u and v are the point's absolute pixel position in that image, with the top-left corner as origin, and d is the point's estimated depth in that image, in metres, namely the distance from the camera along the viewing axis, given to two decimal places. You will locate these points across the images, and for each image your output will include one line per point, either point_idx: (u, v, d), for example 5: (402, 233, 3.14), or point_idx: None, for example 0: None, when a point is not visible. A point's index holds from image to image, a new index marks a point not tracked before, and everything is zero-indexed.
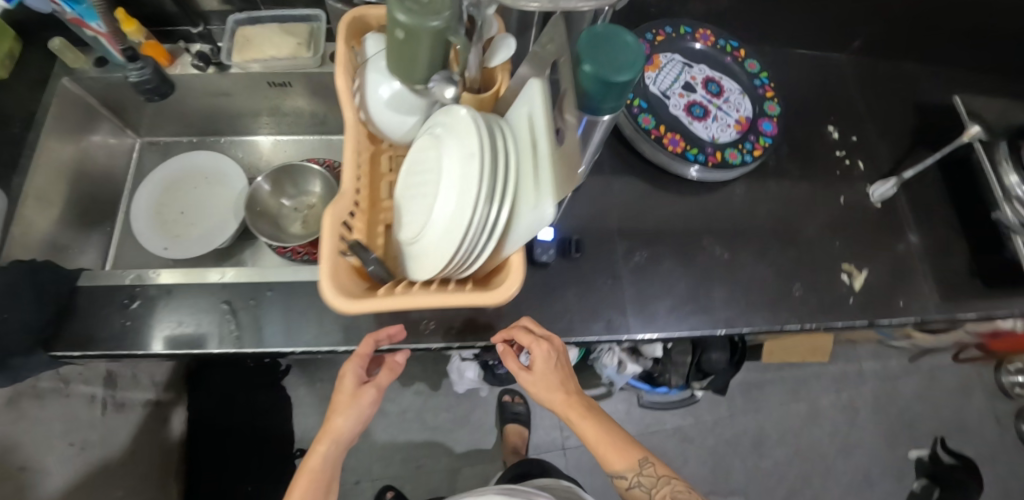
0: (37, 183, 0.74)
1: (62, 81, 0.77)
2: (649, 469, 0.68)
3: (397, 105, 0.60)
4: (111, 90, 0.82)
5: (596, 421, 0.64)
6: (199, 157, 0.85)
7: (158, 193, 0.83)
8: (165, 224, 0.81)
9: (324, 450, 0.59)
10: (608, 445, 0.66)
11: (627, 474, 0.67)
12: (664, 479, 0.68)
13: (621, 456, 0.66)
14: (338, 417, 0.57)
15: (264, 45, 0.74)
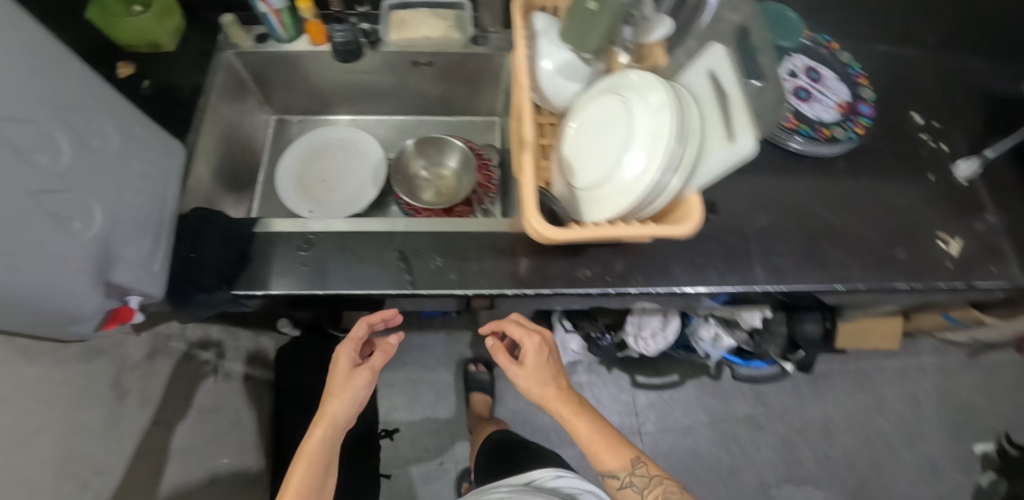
0: (205, 145, 0.80)
1: (226, 55, 0.84)
2: (641, 469, 0.71)
3: (565, 73, 0.69)
4: (263, 67, 0.89)
5: (587, 421, 0.73)
6: (337, 131, 0.91)
7: (301, 162, 0.89)
8: (309, 189, 0.87)
9: (320, 434, 0.71)
10: (598, 444, 0.72)
11: (624, 479, 0.70)
12: (662, 481, 0.70)
13: (613, 454, 0.71)
14: (331, 403, 0.71)
15: (418, 27, 0.81)
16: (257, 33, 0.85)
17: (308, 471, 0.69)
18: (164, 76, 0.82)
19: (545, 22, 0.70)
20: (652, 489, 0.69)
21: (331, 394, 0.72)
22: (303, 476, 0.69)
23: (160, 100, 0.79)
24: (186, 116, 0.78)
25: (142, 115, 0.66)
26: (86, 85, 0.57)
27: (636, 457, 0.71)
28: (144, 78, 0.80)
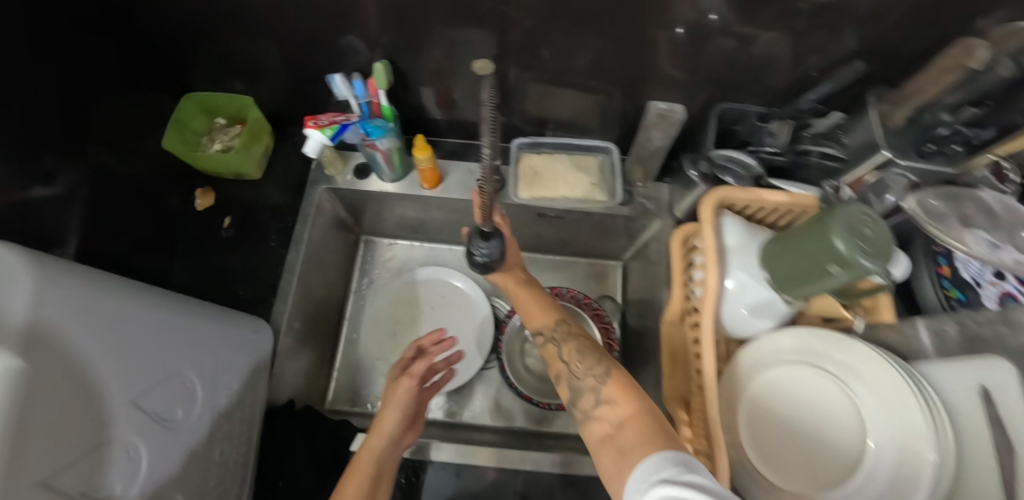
0: (297, 309, 0.66)
1: (320, 189, 0.70)
2: (563, 329, 0.51)
3: (761, 309, 0.54)
4: (362, 200, 0.74)
5: (534, 292, 0.57)
6: (435, 272, 0.82)
7: (395, 311, 0.81)
8: (402, 346, 0.78)
9: (375, 445, 0.49)
10: (531, 311, 0.55)
11: (546, 334, 0.52)
12: (584, 338, 0.49)
13: (540, 311, 0.54)
14: (371, 439, 0.49)
15: (558, 181, 0.67)
16: (355, 164, 0.72)
17: (359, 489, 0.45)
18: (249, 210, 0.69)
19: (738, 237, 0.55)
20: (594, 367, 0.45)
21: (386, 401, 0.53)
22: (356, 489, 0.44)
23: (244, 247, 0.67)
24: (274, 271, 0.66)
25: (204, 304, 0.52)
26: (152, 331, 0.41)
27: (561, 319, 0.53)
28: (227, 215, 0.68)
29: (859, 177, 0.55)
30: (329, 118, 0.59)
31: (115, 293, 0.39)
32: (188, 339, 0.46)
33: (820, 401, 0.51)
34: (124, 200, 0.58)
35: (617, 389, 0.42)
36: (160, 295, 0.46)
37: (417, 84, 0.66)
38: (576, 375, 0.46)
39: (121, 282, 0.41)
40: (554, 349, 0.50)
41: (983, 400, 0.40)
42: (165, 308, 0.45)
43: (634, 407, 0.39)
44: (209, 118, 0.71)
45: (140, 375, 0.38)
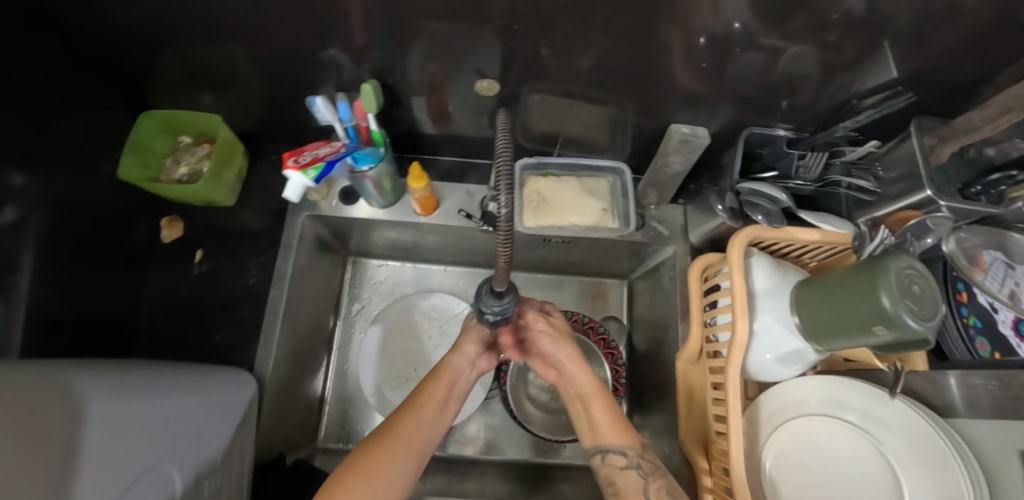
0: (283, 352, 0.60)
1: (303, 217, 0.62)
2: (645, 461, 0.48)
3: (788, 356, 0.51)
4: (349, 226, 0.67)
5: (604, 405, 0.54)
6: (432, 298, 0.74)
7: (388, 341, 0.71)
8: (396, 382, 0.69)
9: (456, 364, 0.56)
10: (602, 428, 0.52)
11: (630, 459, 0.48)
12: (668, 475, 0.47)
13: (615, 429, 0.51)
14: (451, 356, 0.57)
15: (568, 208, 0.61)
16: (342, 188, 0.64)
17: (438, 396, 0.53)
18: (224, 241, 0.62)
19: (769, 279, 0.52)
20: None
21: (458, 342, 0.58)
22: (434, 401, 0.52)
23: (221, 284, 0.60)
24: (255, 311, 0.59)
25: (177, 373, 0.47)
26: (120, 422, 0.36)
27: (640, 446, 0.50)
28: (199, 247, 0.61)
29: (901, 215, 0.51)
30: (312, 152, 0.49)
31: (59, 399, 0.33)
32: (159, 424, 0.40)
33: (846, 452, 0.50)
34: (82, 241, 0.51)
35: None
36: (113, 383, 0.40)
37: (411, 99, 0.59)
38: None
39: (62, 378, 0.35)
40: (635, 478, 0.47)
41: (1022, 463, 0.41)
42: (120, 398, 0.39)
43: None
44: (173, 137, 0.63)
45: (113, 484, 0.33)
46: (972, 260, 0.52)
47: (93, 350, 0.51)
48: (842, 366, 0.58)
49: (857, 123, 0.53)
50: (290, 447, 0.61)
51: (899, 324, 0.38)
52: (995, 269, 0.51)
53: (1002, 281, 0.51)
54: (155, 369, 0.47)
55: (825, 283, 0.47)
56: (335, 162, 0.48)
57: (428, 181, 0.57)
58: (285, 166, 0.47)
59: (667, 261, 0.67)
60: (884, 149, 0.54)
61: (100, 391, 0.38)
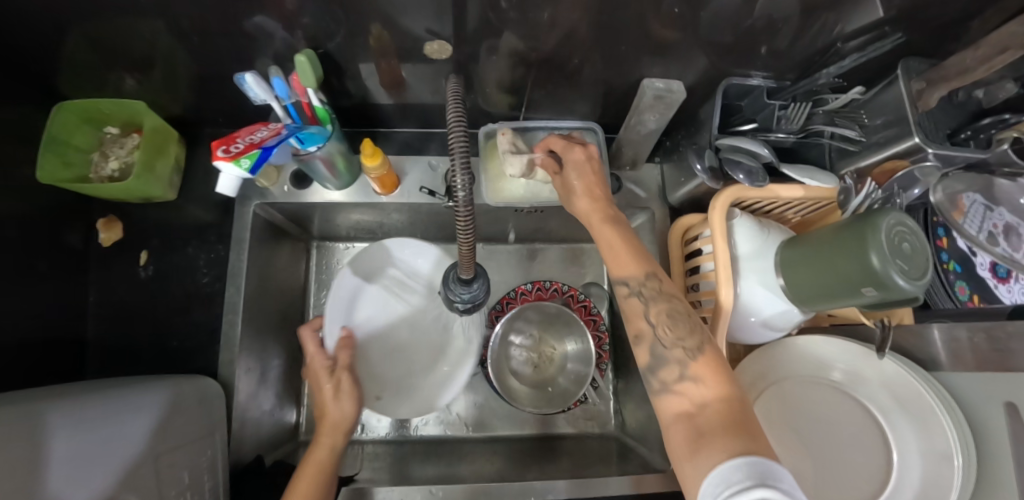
0: (249, 352, 0.57)
1: (252, 204, 0.57)
2: (652, 284, 0.43)
3: (774, 320, 0.49)
4: (305, 210, 0.62)
5: (619, 229, 0.46)
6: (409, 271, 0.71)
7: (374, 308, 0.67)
8: (381, 351, 0.66)
9: (331, 442, 0.50)
10: (617, 255, 0.45)
11: (631, 288, 0.43)
12: (675, 299, 0.43)
13: (629, 262, 0.44)
14: (333, 409, 0.52)
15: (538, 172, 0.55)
16: (293, 171, 0.59)
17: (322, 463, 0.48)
18: (169, 239, 0.57)
19: (752, 241, 0.49)
20: (684, 339, 0.40)
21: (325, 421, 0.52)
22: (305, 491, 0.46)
23: (173, 287, 0.56)
24: (212, 312, 0.55)
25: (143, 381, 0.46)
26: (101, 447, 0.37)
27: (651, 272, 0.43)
28: (143, 248, 0.56)
29: (888, 166, 0.48)
30: (247, 137, 0.43)
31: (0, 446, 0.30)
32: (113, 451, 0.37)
33: (833, 411, 0.50)
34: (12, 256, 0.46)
35: (707, 369, 0.38)
36: (57, 412, 0.36)
37: (357, 68, 0.53)
38: (662, 342, 0.41)
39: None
40: (638, 304, 0.43)
41: (1007, 415, 0.42)
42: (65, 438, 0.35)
43: (725, 391, 0.37)
44: (96, 128, 0.56)
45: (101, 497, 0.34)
46: (952, 203, 0.49)
47: (39, 371, 0.47)
48: (826, 322, 0.57)
49: (842, 68, 0.49)
50: (267, 447, 0.59)
51: (883, 282, 0.38)
52: (975, 213, 0.49)
53: (979, 224, 0.49)
54: (99, 387, 0.43)
55: (818, 233, 0.45)
56: (273, 149, 0.42)
57: (384, 157, 0.52)
58: (214, 155, 0.41)
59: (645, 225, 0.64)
60: (868, 95, 0.50)
61: (43, 426, 0.34)
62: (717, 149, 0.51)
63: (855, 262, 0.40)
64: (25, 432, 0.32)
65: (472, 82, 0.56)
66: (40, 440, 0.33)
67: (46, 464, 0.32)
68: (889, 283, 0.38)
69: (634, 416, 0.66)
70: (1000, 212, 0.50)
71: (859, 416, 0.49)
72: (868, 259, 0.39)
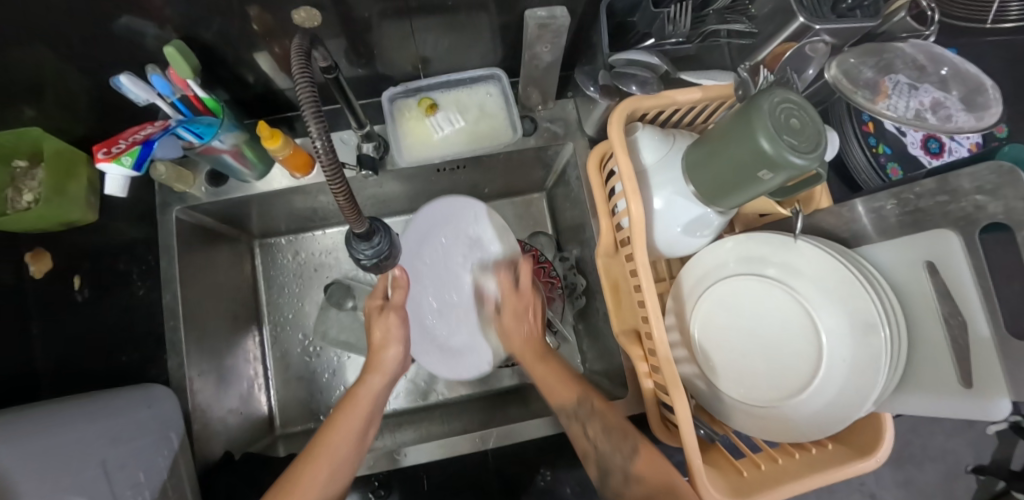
0: (200, 357, 0.57)
1: (174, 211, 0.57)
2: (587, 407, 0.47)
3: (695, 226, 0.49)
4: (233, 209, 0.62)
5: (552, 363, 0.51)
6: None
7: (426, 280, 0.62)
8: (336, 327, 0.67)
9: (375, 384, 0.47)
10: (553, 387, 0.49)
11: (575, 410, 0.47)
12: (608, 412, 0.46)
13: (563, 386, 0.49)
14: (371, 376, 0.47)
15: (454, 135, 0.57)
16: (208, 171, 0.59)
17: (354, 424, 0.45)
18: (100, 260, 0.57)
19: (658, 151, 0.49)
20: (622, 446, 0.44)
21: (370, 367, 0.48)
22: (350, 430, 0.44)
23: (115, 306, 0.57)
24: None
25: (77, 397, 0.46)
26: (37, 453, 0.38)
27: (586, 395, 0.48)
28: (75, 275, 0.56)
29: (780, 50, 0.49)
30: (130, 137, 0.43)
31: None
32: (47, 463, 0.38)
33: (767, 306, 0.50)
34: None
35: (646, 465, 0.42)
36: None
37: (242, 54, 0.52)
38: (605, 453, 0.44)
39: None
40: (580, 429, 0.47)
41: (928, 274, 0.42)
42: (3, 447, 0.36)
43: (668, 478, 0.40)
44: (6, 163, 0.56)
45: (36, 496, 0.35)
46: (870, 93, 0.46)
47: None
48: (757, 222, 0.57)
49: None
50: (239, 443, 0.60)
51: (773, 155, 0.37)
52: (897, 93, 0.46)
53: (907, 104, 0.45)
54: (27, 408, 0.43)
55: (718, 122, 0.44)
56: (156, 142, 0.43)
57: (285, 137, 0.52)
58: (94, 158, 0.41)
59: (570, 161, 0.64)
60: None
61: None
62: (611, 67, 0.50)
63: (746, 141, 0.39)
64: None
65: (363, 49, 0.55)
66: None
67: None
68: (779, 155, 0.37)
69: (595, 352, 0.67)
70: (925, 88, 0.46)
71: (792, 309, 0.48)
72: (755, 135, 0.38)
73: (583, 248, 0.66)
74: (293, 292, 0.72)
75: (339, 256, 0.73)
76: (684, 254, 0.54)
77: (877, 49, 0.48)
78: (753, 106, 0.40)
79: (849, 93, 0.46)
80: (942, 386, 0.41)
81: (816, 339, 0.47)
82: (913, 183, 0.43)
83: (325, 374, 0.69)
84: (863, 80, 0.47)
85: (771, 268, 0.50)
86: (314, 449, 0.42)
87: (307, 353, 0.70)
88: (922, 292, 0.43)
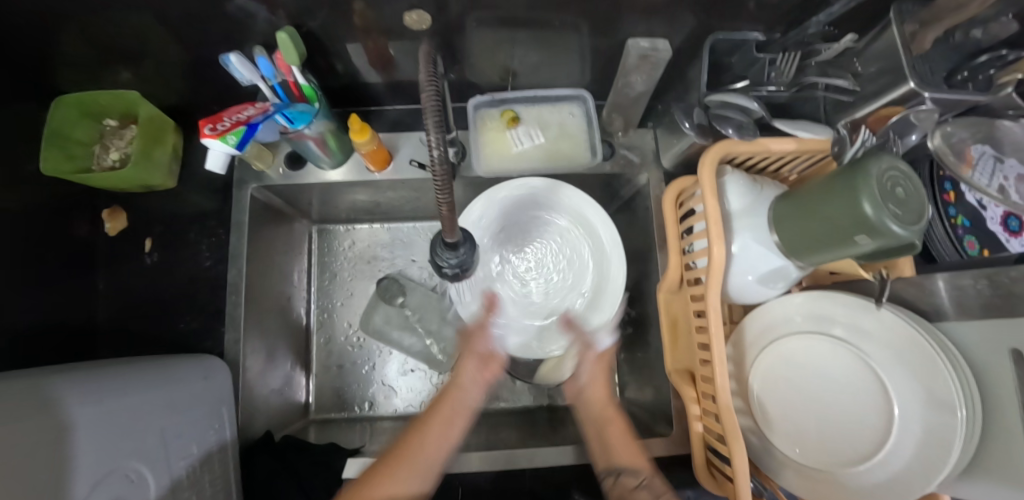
0: (254, 333, 0.58)
1: (249, 188, 0.59)
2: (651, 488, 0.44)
3: (770, 278, 0.49)
4: (303, 193, 0.64)
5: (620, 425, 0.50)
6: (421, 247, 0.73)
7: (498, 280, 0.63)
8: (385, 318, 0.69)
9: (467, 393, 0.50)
10: (615, 447, 0.48)
11: (641, 479, 0.45)
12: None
13: (626, 448, 0.48)
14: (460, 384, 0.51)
15: (531, 153, 0.58)
16: (287, 153, 0.60)
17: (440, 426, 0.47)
18: (172, 228, 0.60)
19: (744, 197, 0.49)
20: None
21: (444, 392, 0.51)
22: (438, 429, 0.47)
23: (179, 273, 0.58)
24: (218, 296, 0.58)
25: (139, 363, 0.46)
26: (108, 414, 0.37)
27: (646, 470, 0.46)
28: (147, 238, 0.59)
29: (882, 113, 0.46)
30: (233, 117, 0.44)
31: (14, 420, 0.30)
32: (116, 426, 0.38)
33: (832, 368, 0.49)
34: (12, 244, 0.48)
35: None
36: (65, 388, 0.36)
37: (342, 47, 0.53)
38: None
39: (18, 396, 0.32)
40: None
41: (1015, 362, 0.40)
42: (80, 405, 0.35)
43: None
44: (97, 121, 0.58)
45: (93, 462, 0.34)
46: (959, 158, 0.46)
47: (53, 356, 0.50)
48: (827, 279, 0.56)
49: (831, 16, 0.47)
50: (276, 424, 0.61)
51: (872, 222, 0.36)
52: (985, 164, 0.46)
53: (992, 176, 0.46)
54: (97, 367, 0.43)
55: (814, 179, 0.43)
56: (259, 125, 0.44)
57: (373, 132, 0.52)
58: (201, 134, 0.42)
59: (641, 191, 0.63)
60: (864, 42, 0.48)
61: (51, 399, 0.34)
62: (706, 106, 0.51)
63: (845, 202, 0.38)
64: (33, 405, 0.32)
65: (455, 55, 0.55)
66: (56, 412, 0.33)
67: (67, 430, 0.33)
68: (878, 223, 0.36)
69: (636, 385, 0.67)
70: (1009, 163, 0.47)
71: (861, 375, 0.47)
72: (855, 198, 0.37)
73: (640, 279, 0.66)
74: (344, 280, 0.72)
75: (392, 250, 0.73)
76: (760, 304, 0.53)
77: (980, 122, 0.47)
78: (855, 178, 0.38)
79: (945, 155, 0.46)
80: (1013, 480, 0.39)
81: (882, 410, 0.45)
82: (1009, 267, 0.42)
83: (364, 366, 0.70)
84: (959, 147, 0.47)
85: (841, 330, 0.49)
86: (400, 452, 0.44)
87: (350, 343, 0.70)
88: (1007, 380, 0.41)
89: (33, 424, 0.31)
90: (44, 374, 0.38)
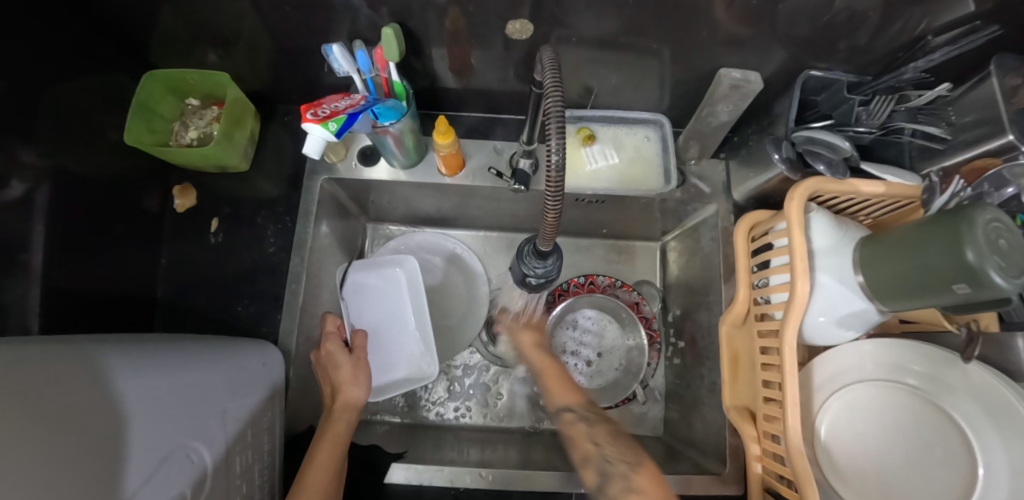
0: (308, 322, 0.58)
1: (319, 180, 0.59)
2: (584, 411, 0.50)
3: (849, 321, 0.48)
4: (369, 190, 0.64)
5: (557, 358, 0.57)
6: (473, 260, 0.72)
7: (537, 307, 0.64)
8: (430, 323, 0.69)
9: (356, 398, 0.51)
10: (553, 382, 0.54)
11: (577, 412, 0.50)
12: (605, 421, 0.50)
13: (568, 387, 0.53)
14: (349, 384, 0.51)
15: (603, 172, 0.58)
16: (360, 148, 0.61)
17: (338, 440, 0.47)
18: (240, 209, 0.60)
19: (827, 235, 0.48)
20: (627, 456, 0.45)
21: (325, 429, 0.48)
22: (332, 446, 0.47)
23: (241, 255, 0.59)
24: (277, 282, 0.58)
25: (189, 343, 0.44)
26: (160, 390, 0.35)
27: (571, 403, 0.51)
28: (213, 217, 0.60)
29: (978, 163, 0.46)
30: (331, 105, 0.44)
31: (49, 395, 0.27)
32: (168, 401, 0.35)
33: (904, 419, 0.47)
34: (83, 211, 0.48)
35: (648, 481, 0.42)
36: (103, 361, 0.33)
37: (430, 52, 0.54)
38: (606, 459, 0.45)
39: (66, 364, 0.31)
40: (584, 429, 0.48)
41: None
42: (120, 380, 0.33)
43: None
44: (179, 99, 0.59)
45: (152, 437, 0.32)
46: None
47: (110, 326, 0.50)
48: (897, 328, 0.55)
49: (930, 63, 0.46)
50: None
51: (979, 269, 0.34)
52: None
53: None
54: (138, 341, 0.40)
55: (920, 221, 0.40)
56: (357, 115, 0.44)
57: (455, 136, 0.53)
58: (302, 118, 0.42)
59: (707, 220, 0.64)
60: (958, 92, 0.48)
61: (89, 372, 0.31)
62: (793, 142, 0.52)
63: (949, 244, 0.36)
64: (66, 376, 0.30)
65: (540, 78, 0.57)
66: (89, 387, 0.30)
67: (111, 407, 0.31)
68: (985, 270, 0.34)
69: (684, 416, 0.65)
70: None
71: (942, 426, 0.45)
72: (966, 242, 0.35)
73: (697, 308, 0.65)
74: None
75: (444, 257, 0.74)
76: (834, 347, 0.51)
77: None
78: (955, 230, 0.36)
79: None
80: None
81: (965, 468, 0.43)
82: None
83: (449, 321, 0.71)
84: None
85: (915, 379, 0.48)
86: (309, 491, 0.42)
87: None
88: None
89: (74, 394, 0.29)
90: (90, 341, 0.36)
